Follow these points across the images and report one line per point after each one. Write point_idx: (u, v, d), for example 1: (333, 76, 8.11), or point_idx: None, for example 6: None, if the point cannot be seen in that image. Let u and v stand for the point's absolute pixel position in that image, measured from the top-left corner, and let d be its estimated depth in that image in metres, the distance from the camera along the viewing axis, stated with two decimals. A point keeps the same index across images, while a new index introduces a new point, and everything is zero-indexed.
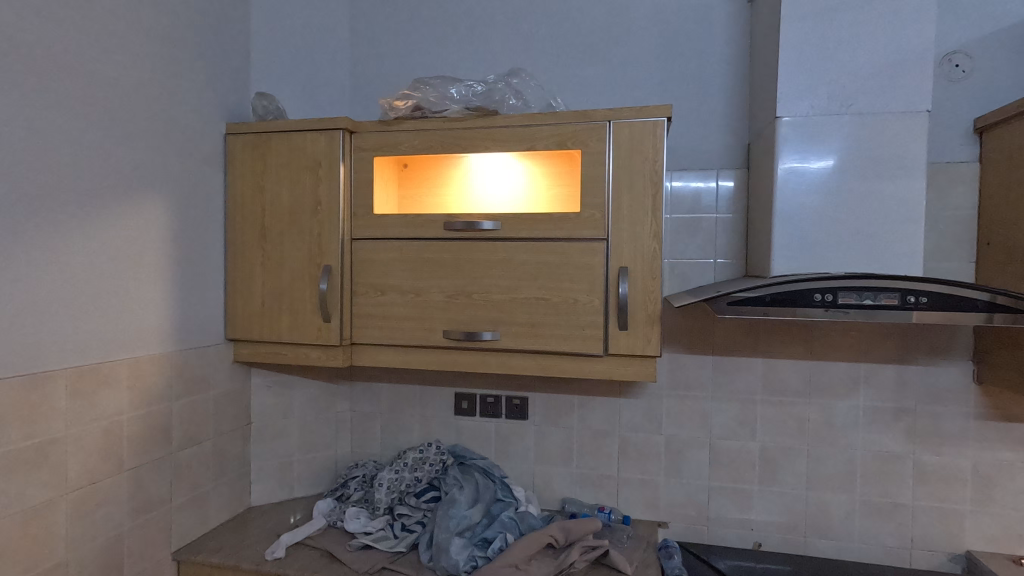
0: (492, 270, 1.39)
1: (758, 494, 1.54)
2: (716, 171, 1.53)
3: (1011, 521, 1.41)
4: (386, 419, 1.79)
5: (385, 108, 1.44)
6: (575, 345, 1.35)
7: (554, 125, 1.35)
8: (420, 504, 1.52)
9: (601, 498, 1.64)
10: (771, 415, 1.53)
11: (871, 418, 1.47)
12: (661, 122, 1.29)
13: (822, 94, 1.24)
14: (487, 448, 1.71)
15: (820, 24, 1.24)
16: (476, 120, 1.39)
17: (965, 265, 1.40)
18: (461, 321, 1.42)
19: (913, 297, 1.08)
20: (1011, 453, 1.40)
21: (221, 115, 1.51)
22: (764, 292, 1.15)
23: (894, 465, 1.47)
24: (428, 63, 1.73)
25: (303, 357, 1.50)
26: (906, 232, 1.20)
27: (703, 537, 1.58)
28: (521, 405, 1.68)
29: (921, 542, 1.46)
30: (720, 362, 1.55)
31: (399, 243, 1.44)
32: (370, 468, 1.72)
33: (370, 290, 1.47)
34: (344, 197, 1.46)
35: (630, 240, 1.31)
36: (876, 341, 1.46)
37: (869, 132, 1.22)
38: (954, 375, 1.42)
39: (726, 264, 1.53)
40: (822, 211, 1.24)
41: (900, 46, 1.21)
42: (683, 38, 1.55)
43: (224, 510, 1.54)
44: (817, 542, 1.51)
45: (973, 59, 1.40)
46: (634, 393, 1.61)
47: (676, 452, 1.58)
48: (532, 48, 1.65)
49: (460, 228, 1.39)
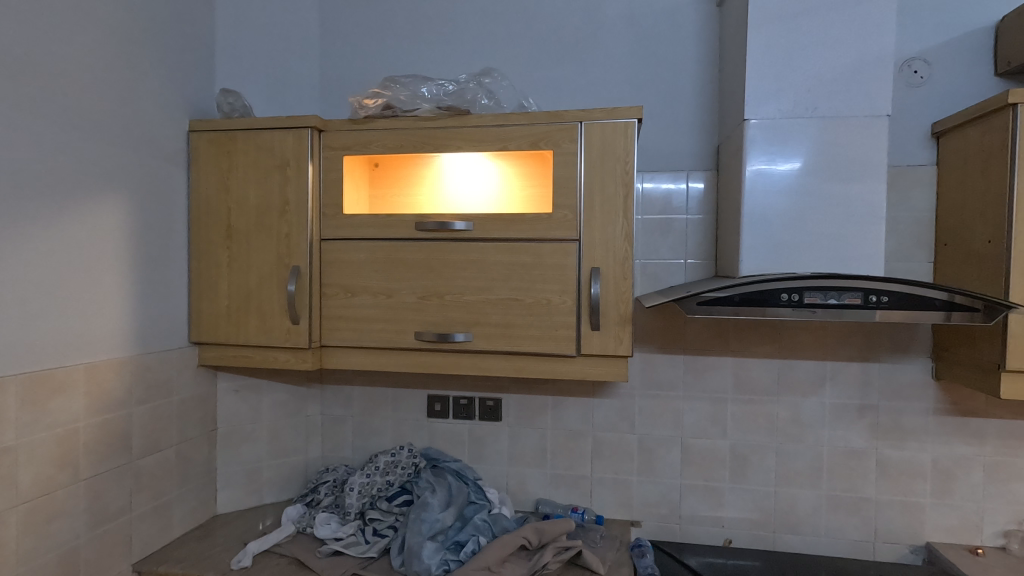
0: (465, 270, 1.38)
1: (728, 492, 1.56)
2: (686, 172, 1.55)
3: (969, 512, 1.46)
4: (358, 422, 1.76)
5: (355, 106, 1.43)
6: (548, 346, 1.35)
7: (526, 126, 1.34)
8: (392, 508, 1.48)
9: (575, 498, 1.64)
10: (740, 413, 1.55)
11: (837, 415, 1.51)
12: (632, 123, 1.30)
13: (788, 97, 1.26)
14: (461, 451, 1.70)
15: (785, 29, 1.26)
16: (447, 119, 1.38)
17: (924, 265, 1.44)
18: (433, 323, 1.40)
19: (876, 297, 1.10)
20: (968, 447, 1.45)
21: (184, 112, 1.46)
22: (733, 292, 1.16)
23: (859, 460, 1.50)
24: (400, 62, 1.71)
25: (272, 360, 1.47)
26: (869, 233, 1.23)
27: (675, 535, 1.59)
28: (495, 406, 1.67)
29: (885, 535, 1.49)
30: (692, 361, 1.56)
31: (370, 243, 1.42)
32: (341, 473, 1.68)
33: (340, 291, 1.44)
34: (312, 195, 1.43)
35: (603, 241, 1.32)
36: (841, 340, 1.49)
37: (833, 136, 1.25)
38: (915, 372, 1.47)
39: (697, 264, 1.55)
40: (788, 212, 1.26)
41: (863, 52, 1.24)
42: (654, 40, 1.57)
43: (188, 519, 1.49)
44: (785, 537, 1.54)
45: (931, 66, 1.44)
46: (607, 393, 1.61)
47: (649, 451, 1.60)
48: (504, 47, 1.65)
49: (432, 228, 1.38)
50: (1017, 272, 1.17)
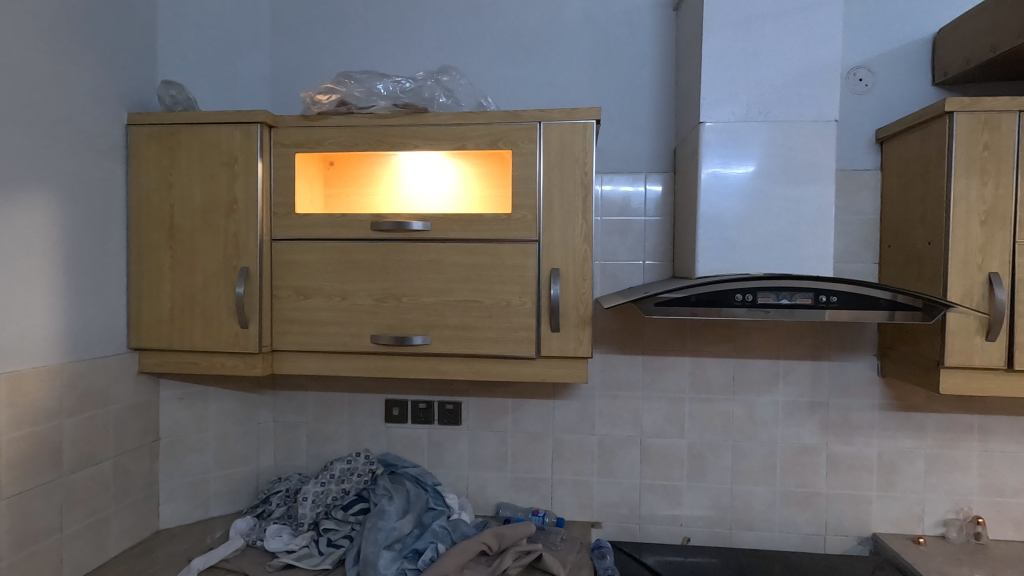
0: (423, 271, 1.35)
1: (686, 491, 1.58)
2: (644, 175, 1.56)
3: (912, 504, 1.52)
4: (312, 429, 1.70)
5: (308, 102, 1.38)
6: (507, 348, 1.34)
7: (484, 125, 1.33)
8: (348, 517, 1.44)
9: (535, 502, 1.63)
10: (698, 412, 1.57)
11: (790, 411, 1.54)
12: (590, 124, 1.30)
13: (741, 102, 1.29)
14: (420, 456, 1.66)
15: (740, 35, 1.29)
16: (404, 117, 1.35)
17: (870, 266, 1.50)
18: (390, 326, 1.36)
19: (825, 297, 1.13)
20: (910, 441, 1.51)
21: (121, 105, 1.38)
22: (689, 292, 1.17)
23: (810, 456, 1.54)
24: (355, 57, 1.67)
25: (218, 366, 1.40)
26: (819, 234, 1.26)
27: (635, 534, 1.60)
28: (454, 410, 1.64)
29: (835, 528, 1.54)
30: (651, 361, 1.58)
31: (323, 244, 1.37)
32: (295, 481, 1.62)
33: (292, 293, 1.39)
34: (261, 193, 1.37)
35: (562, 242, 1.31)
36: (793, 339, 1.53)
37: (785, 140, 1.28)
38: (862, 369, 1.52)
39: (656, 265, 1.57)
40: (743, 214, 1.29)
41: (813, 58, 1.27)
42: (613, 42, 1.57)
43: (127, 536, 1.41)
44: (741, 533, 1.57)
45: (875, 74, 1.50)
46: (568, 394, 1.61)
47: (609, 452, 1.60)
48: (463, 45, 1.63)
49: (389, 228, 1.34)
50: (954, 271, 1.22)
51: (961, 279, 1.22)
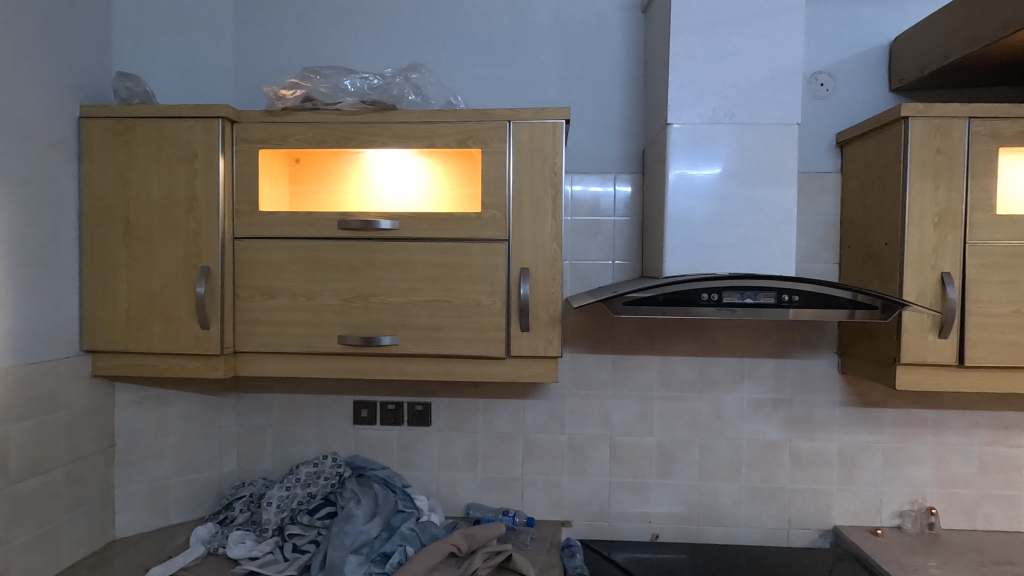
0: (391, 271, 1.33)
1: (655, 487, 1.60)
2: (614, 175, 1.57)
3: (870, 496, 1.56)
4: (278, 432, 1.66)
5: (271, 97, 1.34)
6: (477, 348, 1.33)
7: (454, 124, 1.31)
8: (314, 522, 1.41)
9: (506, 502, 1.62)
10: (666, 410, 1.59)
11: (755, 408, 1.58)
12: (560, 123, 1.30)
13: (708, 104, 1.31)
14: (389, 458, 1.64)
15: (707, 38, 1.30)
16: (372, 114, 1.33)
17: (831, 266, 1.54)
18: (358, 326, 1.34)
19: (788, 296, 1.16)
20: (869, 435, 1.56)
21: (73, 97, 1.32)
22: (657, 292, 1.18)
23: (774, 452, 1.58)
24: (322, 53, 1.63)
25: (178, 368, 1.36)
26: (781, 235, 1.29)
27: (604, 532, 1.61)
28: (424, 411, 1.62)
29: (798, 522, 1.58)
30: (621, 360, 1.59)
31: (288, 243, 1.34)
32: (259, 486, 1.58)
33: (256, 292, 1.35)
34: (223, 190, 1.33)
35: (532, 242, 1.31)
36: (758, 337, 1.57)
37: (750, 142, 1.30)
38: (823, 366, 1.56)
39: (625, 265, 1.58)
40: (709, 215, 1.31)
41: (777, 62, 1.30)
42: (583, 43, 1.58)
43: (80, 547, 1.35)
44: (708, 529, 1.59)
45: (835, 79, 1.54)
46: (538, 394, 1.61)
47: (579, 451, 1.61)
48: (432, 43, 1.61)
49: (356, 227, 1.32)
50: (910, 271, 1.27)
51: (915, 279, 1.27)
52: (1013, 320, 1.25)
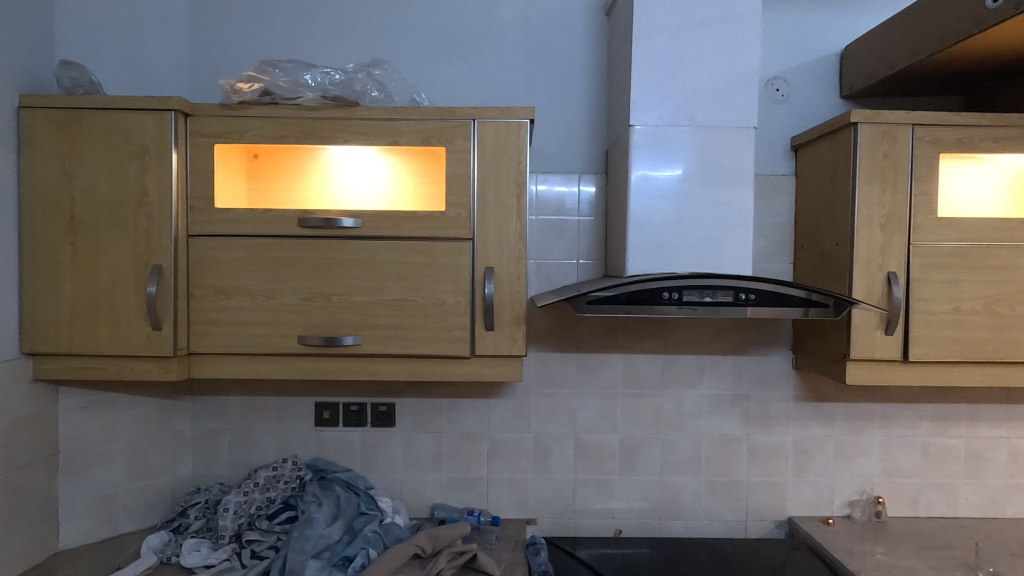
0: (354, 269, 1.31)
1: (618, 484, 1.62)
2: (578, 175, 1.59)
3: (823, 488, 1.63)
4: (236, 436, 1.61)
5: (227, 90, 1.30)
6: (441, 348, 1.32)
7: (417, 121, 1.30)
8: (274, 527, 1.38)
9: (471, 502, 1.62)
10: (630, 407, 1.61)
11: (714, 404, 1.62)
12: (524, 123, 1.30)
13: (668, 106, 1.33)
14: (352, 460, 1.62)
15: (668, 42, 1.33)
16: (333, 110, 1.30)
17: (786, 266, 1.59)
18: (319, 326, 1.32)
19: (744, 294, 1.19)
20: (821, 429, 1.62)
21: (11, 86, 1.25)
22: (620, 291, 1.20)
23: (732, 446, 1.62)
24: (282, 46, 1.59)
25: (128, 371, 1.30)
26: (739, 235, 1.33)
27: (569, 529, 1.62)
28: (388, 411, 1.60)
29: (755, 514, 1.63)
30: (585, 358, 1.61)
31: (246, 241, 1.30)
32: (216, 492, 1.53)
33: (212, 292, 1.31)
34: (175, 185, 1.28)
35: (496, 241, 1.31)
36: (717, 335, 1.61)
37: (709, 145, 1.33)
38: (778, 362, 1.61)
39: (589, 264, 1.60)
40: (669, 215, 1.33)
41: (735, 67, 1.33)
42: (548, 43, 1.59)
43: (21, 560, 1.28)
44: (670, 523, 1.63)
45: (790, 85, 1.59)
46: (503, 393, 1.61)
47: (544, 449, 1.62)
48: (395, 39, 1.59)
49: (318, 224, 1.29)
50: (859, 271, 1.32)
51: (864, 279, 1.32)
52: (953, 318, 1.32)
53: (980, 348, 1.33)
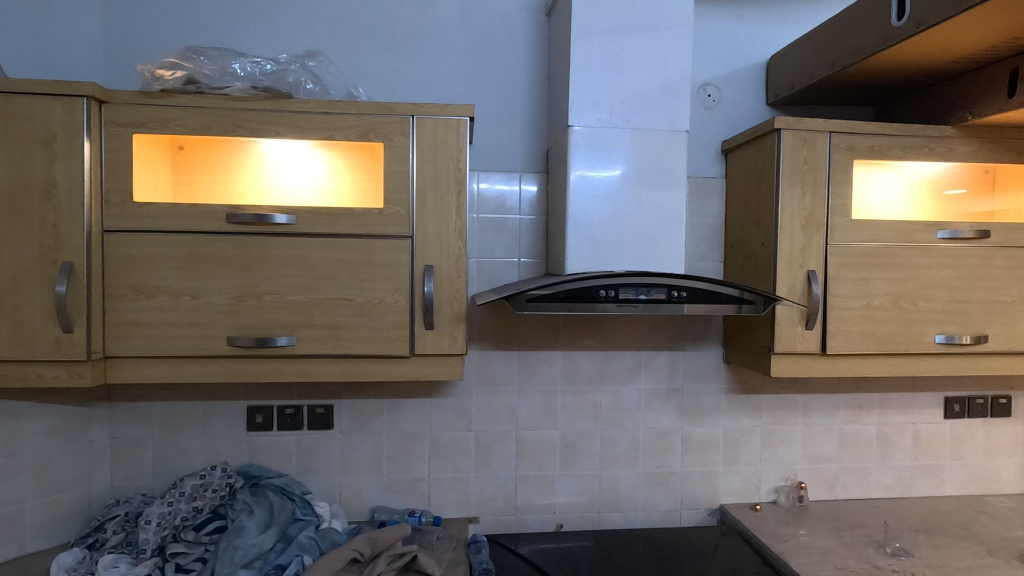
0: (286, 268, 1.26)
1: (559, 479, 1.65)
2: (519, 174, 1.60)
3: (750, 475, 1.71)
4: (159, 443, 1.53)
5: (147, 77, 1.23)
6: (379, 347, 1.29)
7: (354, 116, 1.27)
8: (201, 538, 1.30)
9: (412, 503, 1.60)
10: (570, 403, 1.64)
11: (650, 399, 1.67)
12: (464, 121, 1.30)
13: (605, 108, 1.36)
14: (287, 464, 1.56)
15: (605, 44, 1.36)
16: (264, 101, 1.25)
17: (716, 265, 1.66)
18: (250, 327, 1.26)
19: (677, 292, 1.23)
20: (750, 419, 1.71)
21: None
22: (558, 289, 1.21)
23: (667, 439, 1.68)
24: (208, 32, 1.51)
25: (35, 377, 1.20)
26: (672, 235, 1.38)
27: (510, 525, 1.64)
28: (325, 413, 1.56)
29: (689, 503, 1.69)
30: (526, 356, 1.62)
31: (168, 237, 1.23)
32: (137, 504, 1.44)
33: (130, 292, 1.23)
34: (88, 177, 1.20)
35: (436, 239, 1.29)
36: (653, 332, 1.66)
37: (644, 146, 1.37)
38: (710, 357, 1.68)
39: (530, 263, 1.61)
40: (607, 215, 1.36)
41: (668, 72, 1.38)
42: (488, 42, 1.59)
43: None
44: (609, 515, 1.67)
45: (720, 91, 1.66)
46: (444, 393, 1.60)
47: (486, 447, 1.62)
48: (331, 30, 1.55)
49: (248, 221, 1.24)
50: (782, 269, 1.40)
51: (787, 277, 1.40)
52: (865, 313, 1.42)
53: (888, 341, 1.43)
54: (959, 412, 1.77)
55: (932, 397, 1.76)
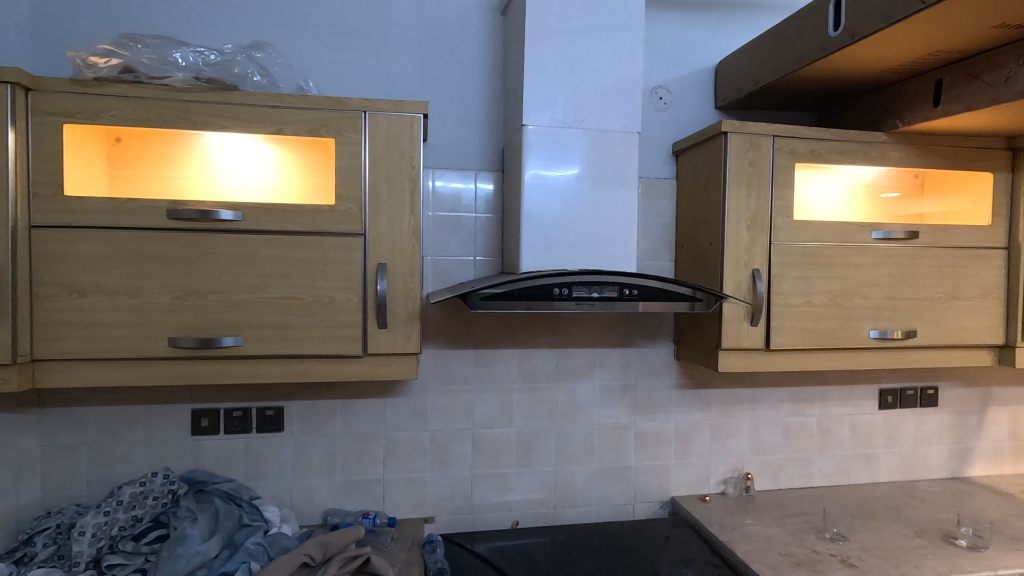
0: (232, 265, 1.22)
1: (515, 476, 1.65)
2: (475, 171, 1.59)
3: (700, 468, 1.76)
4: (96, 450, 1.45)
5: (78, 64, 1.17)
6: (331, 347, 1.27)
7: (303, 110, 1.24)
8: (140, 548, 1.25)
9: (366, 504, 1.58)
10: (526, 401, 1.65)
11: (605, 395, 1.70)
12: (418, 117, 1.28)
13: (559, 108, 1.38)
14: (235, 469, 1.51)
15: (559, 45, 1.37)
16: (208, 93, 1.21)
17: (668, 264, 1.70)
18: (193, 327, 1.21)
19: (628, 290, 1.26)
20: (700, 413, 1.76)
21: None
22: (512, 287, 1.21)
23: (621, 434, 1.71)
24: (147, 19, 1.45)
25: None
26: (625, 234, 1.40)
27: (467, 524, 1.64)
28: (276, 416, 1.52)
29: (642, 497, 1.73)
30: (482, 354, 1.62)
31: (103, 233, 1.17)
32: (71, 515, 1.37)
33: (62, 291, 1.17)
34: (12, 169, 1.12)
35: (389, 236, 1.28)
36: (607, 329, 1.69)
37: (598, 147, 1.39)
38: (662, 354, 1.72)
39: (486, 261, 1.61)
40: (562, 214, 1.38)
41: (621, 74, 1.40)
42: (443, 39, 1.58)
43: None
44: (564, 511, 1.69)
45: (672, 94, 1.70)
46: (399, 392, 1.58)
47: (442, 447, 1.61)
48: (280, 21, 1.50)
49: (191, 216, 1.19)
50: (728, 268, 1.45)
51: (733, 276, 1.45)
52: (806, 309, 1.48)
53: (827, 337, 1.50)
54: (892, 403, 1.87)
55: (868, 389, 1.86)
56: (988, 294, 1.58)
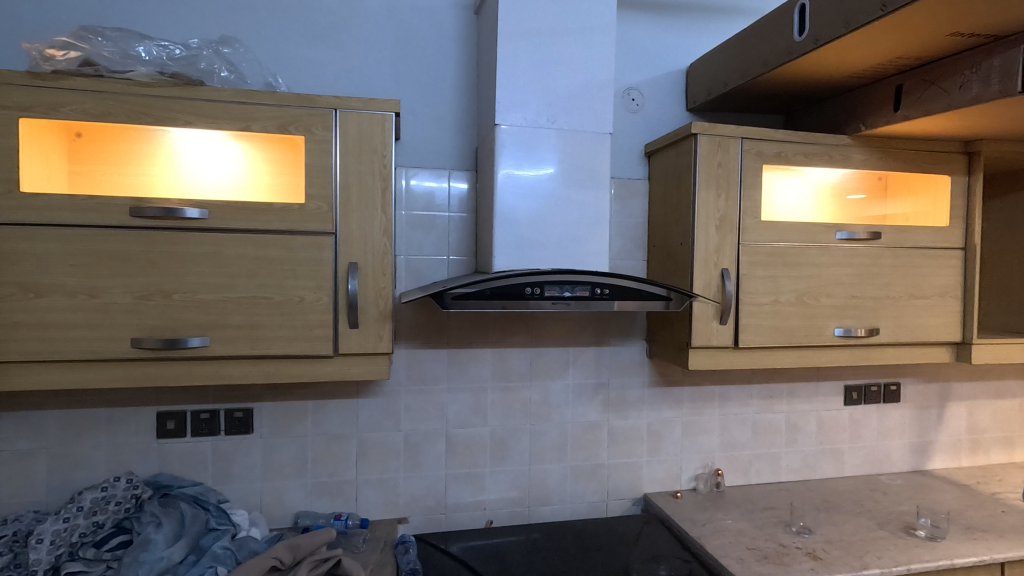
0: (198, 265, 1.20)
1: (489, 476, 1.66)
2: (448, 171, 1.59)
3: (672, 464, 1.79)
4: (55, 455, 1.41)
5: (35, 57, 1.14)
6: (301, 347, 1.25)
7: (272, 107, 1.22)
8: (102, 554, 1.21)
9: (338, 506, 1.56)
10: (500, 400, 1.65)
11: (578, 394, 1.71)
12: (389, 116, 1.27)
13: (532, 108, 1.38)
14: (202, 472, 1.48)
15: (531, 46, 1.37)
16: (172, 88, 1.18)
17: (640, 263, 1.72)
18: (157, 327, 1.19)
19: (599, 289, 1.27)
20: (672, 411, 1.78)
21: None
22: (484, 287, 1.21)
23: (594, 432, 1.73)
24: (109, 12, 1.41)
25: None
26: (597, 234, 1.42)
27: (440, 524, 1.63)
28: (245, 418, 1.49)
29: (614, 493, 1.75)
30: (455, 353, 1.62)
31: (61, 231, 1.14)
32: (29, 522, 1.32)
33: (18, 291, 1.13)
34: None
35: (360, 236, 1.27)
36: (580, 328, 1.70)
37: (570, 147, 1.40)
38: (634, 352, 1.74)
39: (459, 260, 1.61)
40: (534, 214, 1.38)
41: (592, 75, 1.42)
42: (416, 37, 1.57)
43: None
44: (538, 509, 1.70)
45: (643, 95, 1.72)
46: (372, 393, 1.57)
47: (415, 446, 1.60)
48: (248, 16, 1.48)
49: (155, 214, 1.16)
50: (699, 268, 1.47)
51: (703, 275, 1.47)
52: (773, 308, 1.52)
53: (793, 334, 1.54)
54: (857, 399, 1.92)
55: (834, 386, 1.91)
56: (946, 292, 1.63)
